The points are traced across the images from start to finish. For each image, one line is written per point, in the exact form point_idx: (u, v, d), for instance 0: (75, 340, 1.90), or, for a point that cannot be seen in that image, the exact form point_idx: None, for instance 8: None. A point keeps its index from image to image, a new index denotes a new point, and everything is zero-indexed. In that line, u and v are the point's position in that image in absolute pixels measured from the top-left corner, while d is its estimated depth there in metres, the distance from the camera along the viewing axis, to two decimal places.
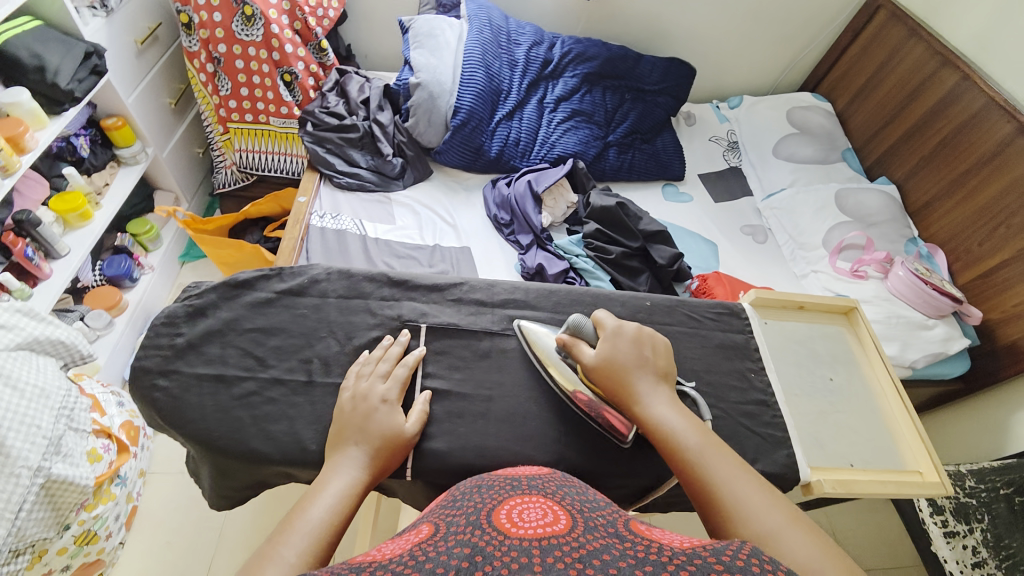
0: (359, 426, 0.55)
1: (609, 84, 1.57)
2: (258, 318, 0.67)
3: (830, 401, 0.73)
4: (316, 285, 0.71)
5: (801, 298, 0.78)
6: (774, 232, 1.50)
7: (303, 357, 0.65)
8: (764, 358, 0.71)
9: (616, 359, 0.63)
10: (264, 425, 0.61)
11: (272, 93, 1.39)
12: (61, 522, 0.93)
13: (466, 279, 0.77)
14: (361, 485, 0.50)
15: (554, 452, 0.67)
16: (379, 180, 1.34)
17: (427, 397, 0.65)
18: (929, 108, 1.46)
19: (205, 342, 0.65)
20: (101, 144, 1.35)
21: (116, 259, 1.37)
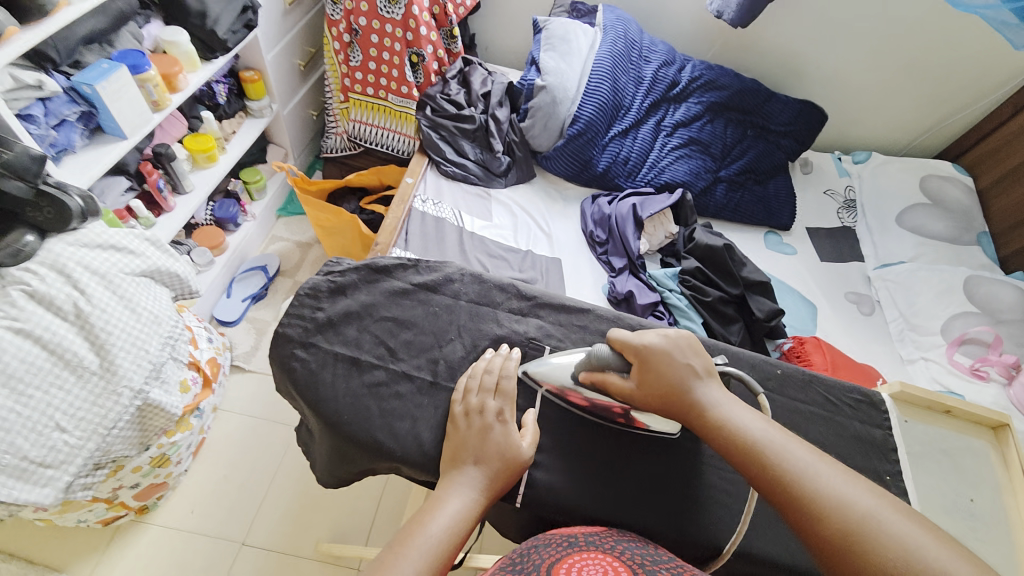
0: (478, 444, 0.56)
1: (733, 117, 1.49)
2: (393, 308, 0.68)
3: (967, 523, 0.66)
4: (449, 285, 0.71)
5: (950, 403, 0.72)
6: (883, 306, 1.39)
7: (431, 357, 0.65)
8: (901, 462, 0.66)
9: (659, 371, 0.60)
10: (391, 420, 0.60)
11: (397, 71, 1.42)
12: (143, 443, 0.98)
13: (593, 308, 0.75)
14: (477, 508, 0.52)
15: (668, 518, 0.62)
16: (483, 175, 1.34)
17: (532, 416, 0.63)
18: None
19: (344, 322, 0.66)
20: (236, 94, 1.43)
21: (226, 202, 1.46)
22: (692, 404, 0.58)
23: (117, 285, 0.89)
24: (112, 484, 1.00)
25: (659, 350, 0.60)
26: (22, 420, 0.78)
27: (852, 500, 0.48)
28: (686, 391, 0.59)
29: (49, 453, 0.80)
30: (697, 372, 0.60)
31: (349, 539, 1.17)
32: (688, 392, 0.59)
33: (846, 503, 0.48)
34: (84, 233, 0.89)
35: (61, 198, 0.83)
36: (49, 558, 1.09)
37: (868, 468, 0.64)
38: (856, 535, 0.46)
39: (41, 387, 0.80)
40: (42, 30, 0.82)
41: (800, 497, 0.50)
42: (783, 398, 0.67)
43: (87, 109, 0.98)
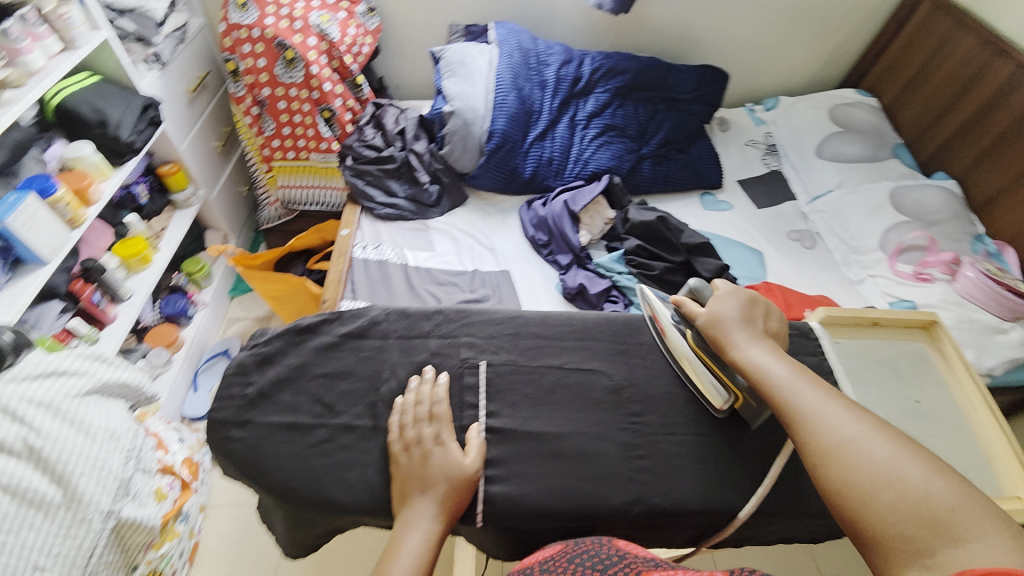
0: (423, 473, 0.58)
1: (641, 97, 1.55)
2: (326, 363, 0.68)
3: (920, 425, 0.69)
4: (376, 327, 0.71)
5: (874, 315, 0.75)
6: (823, 236, 1.45)
7: (370, 402, 0.65)
8: (839, 381, 0.69)
9: (724, 316, 0.66)
10: (339, 473, 0.61)
11: (312, 129, 1.44)
12: (130, 563, 0.96)
13: (522, 312, 0.75)
14: (437, 532, 0.56)
15: (629, 492, 0.62)
16: (417, 209, 1.36)
17: (476, 428, 0.64)
18: (988, 98, 1.37)
19: (277, 391, 0.65)
20: (158, 190, 1.43)
21: (172, 297, 1.45)
22: (729, 339, 0.64)
23: (66, 410, 0.87)
24: None
25: (732, 300, 0.67)
26: None
27: (842, 430, 0.53)
28: (733, 329, 0.64)
29: None
30: (753, 324, 0.65)
31: None
32: (734, 332, 0.64)
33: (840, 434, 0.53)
34: (19, 367, 0.87)
35: None
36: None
37: None
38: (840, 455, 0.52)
39: (12, 531, 0.78)
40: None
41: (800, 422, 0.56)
42: None
43: None
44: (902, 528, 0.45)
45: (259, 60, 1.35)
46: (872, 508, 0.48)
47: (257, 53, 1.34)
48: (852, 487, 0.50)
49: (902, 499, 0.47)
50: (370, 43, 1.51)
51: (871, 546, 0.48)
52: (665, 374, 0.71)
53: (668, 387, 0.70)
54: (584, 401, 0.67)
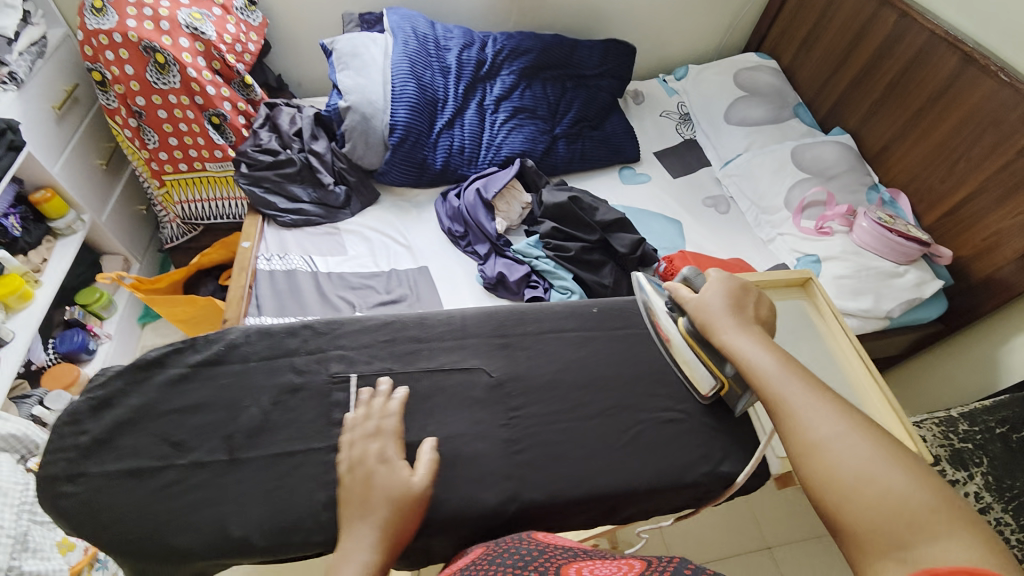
0: (364, 493, 0.53)
1: (549, 76, 1.53)
2: (176, 398, 0.59)
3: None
4: (235, 350, 0.62)
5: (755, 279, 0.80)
6: (736, 200, 1.49)
7: (225, 434, 0.57)
8: None
9: (712, 300, 0.64)
10: (186, 517, 0.52)
11: (202, 138, 1.34)
12: None
13: (399, 314, 0.70)
14: (377, 559, 0.49)
15: (504, 490, 0.59)
16: (324, 212, 1.30)
17: (428, 443, 0.59)
18: (876, 50, 1.41)
19: (118, 435, 0.56)
20: (34, 220, 1.27)
21: (68, 333, 1.32)
22: (718, 328, 0.62)
23: None
24: None
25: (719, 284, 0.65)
26: None
27: (824, 426, 0.52)
28: (722, 319, 0.63)
29: None
30: (742, 312, 0.64)
31: None
32: (722, 320, 0.62)
33: (822, 428, 0.52)
34: None
35: None
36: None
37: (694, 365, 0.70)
38: (821, 450, 0.51)
39: None
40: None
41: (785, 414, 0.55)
42: (607, 333, 0.73)
43: None
44: (875, 526, 0.45)
45: (126, 67, 1.23)
46: (852, 505, 0.47)
47: (121, 60, 1.22)
48: (832, 483, 0.49)
49: (880, 499, 0.46)
50: (256, 39, 1.41)
51: (843, 541, 0.48)
52: (546, 364, 0.68)
53: (551, 376, 0.68)
54: (458, 402, 0.64)
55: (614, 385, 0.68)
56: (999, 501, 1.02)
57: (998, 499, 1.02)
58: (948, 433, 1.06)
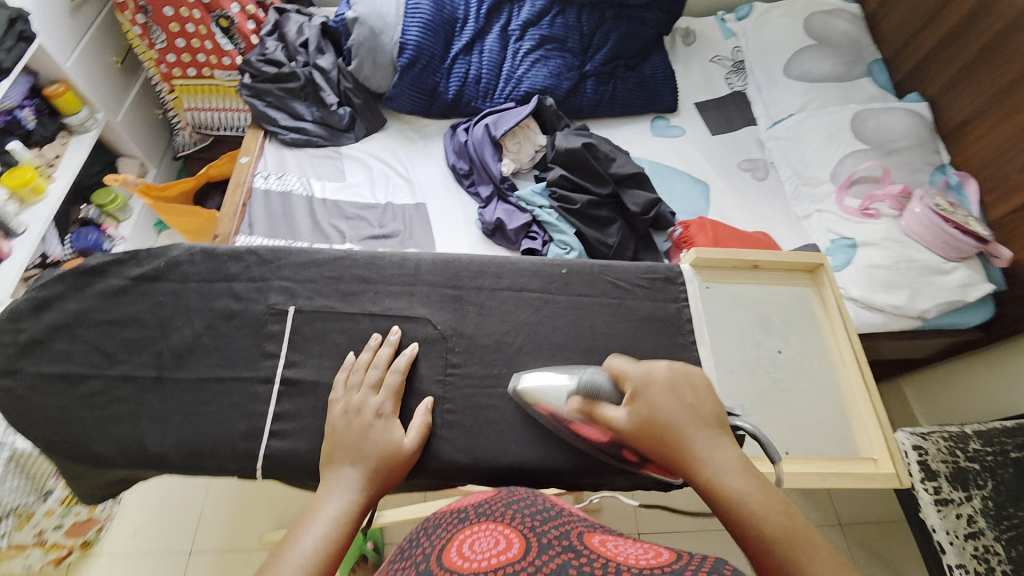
0: (355, 444, 0.49)
1: (586, 2, 1.35)
2: (111, 309, 0.55)
3: (776, 377, 0.65)
4: (176, 269, 0.57)
5: (757, 257, 0.68)
6: (777, 166, 1.34)
7: (155, 351, 0.54)
8: (698, 332, 0.62)
9: (656, 411, 0.48)
10: (107, 427, 0.51)
11: (209, 42, 1.27)
12: (41, 488, 0.95)
13: None
14: (358, 508, 0.46)
15: (436, 447, 0.54)
16: (327, 134, 1.24)
17: (426, 405, 0.54)
18: (975, 3, 1.17)
19: (53, 338, 0.54)
20: (48, 113, 1.28)
21: (82, 231, 1.36)
22: (682, 450, 0.46)
23: None
24: (30, 529, 0.99)
25: (654, 386, 0.49)
26: None
27: None
28: (682, 437, 0.46)
29: None
30: (698, 417, 0.48)
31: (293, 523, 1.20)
32: (683, 431, 0.47)
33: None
34: None
35: None
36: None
37: (662, 348, 0.60)
38: None
39: None
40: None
41: None
42: (567, 297, 0.61)
43: None
44: None
45: None
46: None
47: None
48: None
49: None
50: None
51: None
52: (497, 323, 0.59)
53: (501, 336, 0.59)
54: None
55: (587, 358, 0.59)
56: (994, 528, 0.94)
57: (993, 526, 0.94)
58: (956, 449, 0.98)
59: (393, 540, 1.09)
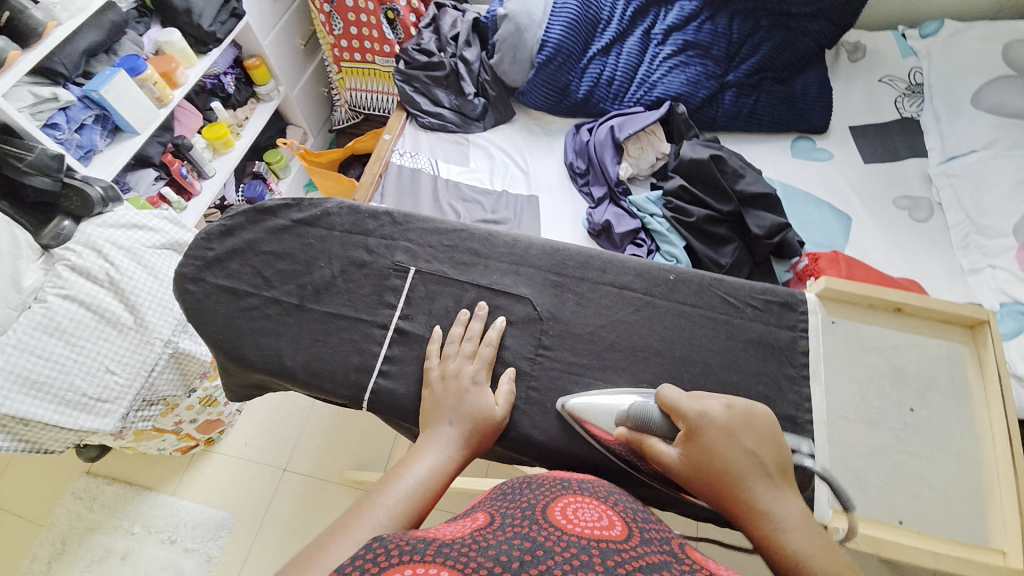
0: (452, 405, 0.53)
1: (741, 9, 1.28)
2: (274, 242, 0.64)
3: (902, 437, 0.57)
4: (326, 218, 0.65)
5: (900, 300, 0.60)
6: (945, 208, 1.15)
7: (300, 283, 0.62)
8: (812, 367, 0.57)
9: (714, 454, 0.47)
10: (257, 337, 0.59)
11: (376, 31, 1.44)
12: (188, 386, 1.15)
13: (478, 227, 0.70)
14: (454, 464, 0.50)
15: (512, 418, 0.57)
16: (460, 121, 1.33)
17: (511, 375, 0.57)
18: None
19: (228, 258, 0.63)
20: (244, 82, 1.55)
21: (253, 182, 1.63)
22: (742, 498, 0.46)
23: (141, 256, 1.05)
24: (172, 418, 1.20)
25: (717, 425, 0.48)
26: (77, 364, 0.97)
27: None
28: (746, 489, 0.46)
29: (103, 390, 0.99)
30: (763, 468, 0.47)
31: (369, 467, 1.33)
32: (747, 479, 0.46)
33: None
34: (108, 216, 1.06)
35: (83, 188, 1.01)
36: (142, 481, 1.35)
37: (768, 375, 0.56)
38: None
39: (91, 339, 0.98)
40: (10, 74, 0.91)
41: None
42: (670, 303, 0.59)
43: (100, 112, 1.11)
44: None
45: None
46: None
47: None
48: None
49: None
50: None
51: None
52: (593, 316, 0.59)
53: (596, 328, 0.59)
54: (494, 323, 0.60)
55: (680, 369, 0.56)
56: None
57: None
58: None
59: (451, 506, 1.15)
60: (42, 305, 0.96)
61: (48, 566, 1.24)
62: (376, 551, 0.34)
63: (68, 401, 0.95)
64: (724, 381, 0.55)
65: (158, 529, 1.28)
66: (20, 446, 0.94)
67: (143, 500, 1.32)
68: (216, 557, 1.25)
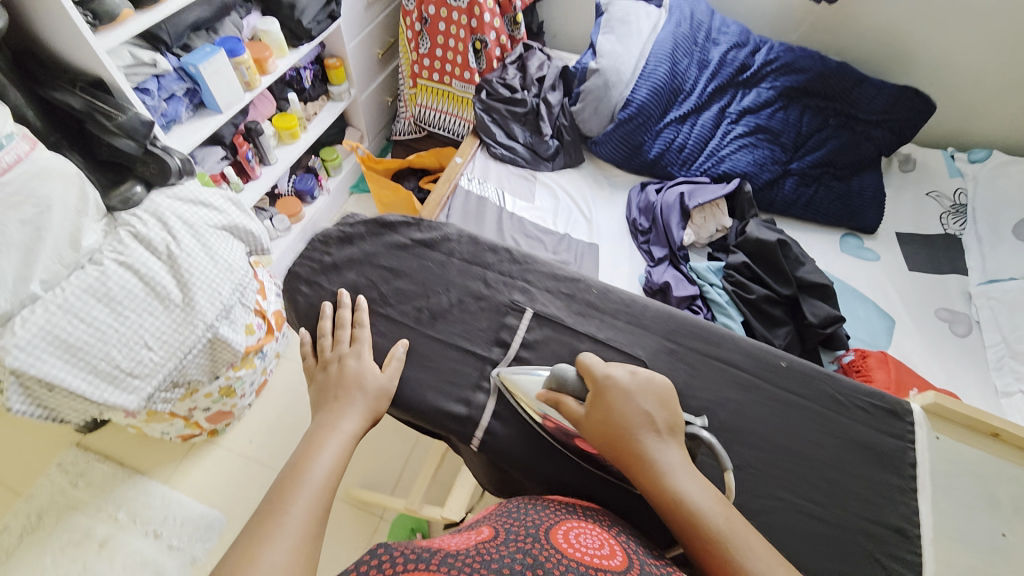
0: (337, 387, 0.58)
1: (812, 104, 1.35)
2: (390, 258, 0.68)
3: (992, 563, 0.57)
4: (444, 243, 0.69)
5: (999, 424, 0.61)
6: (983, 328, 1.19)
7: (416, 305, 0.65)
8: (920, 483, 0.58)
9: (610, 411, 0.53)
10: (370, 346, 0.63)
11: (460, 57, 1.49)
12: (213, 372, 1.13)
13: (586, 277, 0.69)
14: (354, 437, 0.55)
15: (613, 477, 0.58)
16: (530, 158, 1.36)
17: (404, 345, 0.63)
18: None
19: (345, 267, 0.67)
20: (320, 79, 1.57)
21: (305, 176, 1.63)
22: (635, 451, 0.51)
23: (203, 235, 1.03)
24: (188, 404, 1.15)
25: (616, 386, 0.54)
26: (117, 333, 0.92)
27: None
28: (637, 442, 0.51)
29: (137, 365, 0.94)
30: (652, 424, 0.53)
31: (375, 489, 1.24)
32: (637, 434, 0.52)
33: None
34: (181, 189, 1.04)
35: (164, 157, 0.98)
36: (135, 463, 1.27)
37: (873, 481, 0.57)
38: None
39: (135, 311, 0.94)
40: (119, 31, 0.91)
41: None
42: (776, 390, 0.60)
43: (191, 86, 1.10)
44: None
45: None
46: None
47: None
48: None
49: None
50: None
51: None
52: (705, 391, 0.60)
53: (706, 405, 0.60)
54: None
55: (790, 462, 0.57)
56: None
57: None
58: None
59: None
60: (98, 267, 0.91)
61: (18, 540, 1.16)
62: (383, 556, 0.39)
63: (99, 371, 0.90)
64: (828, 479, 0.57)
65: (143, 520, 1.20)
66: (37, 412, 0.89)
67: (134, 485, 1.24)
68: (200, 560, 1.17)
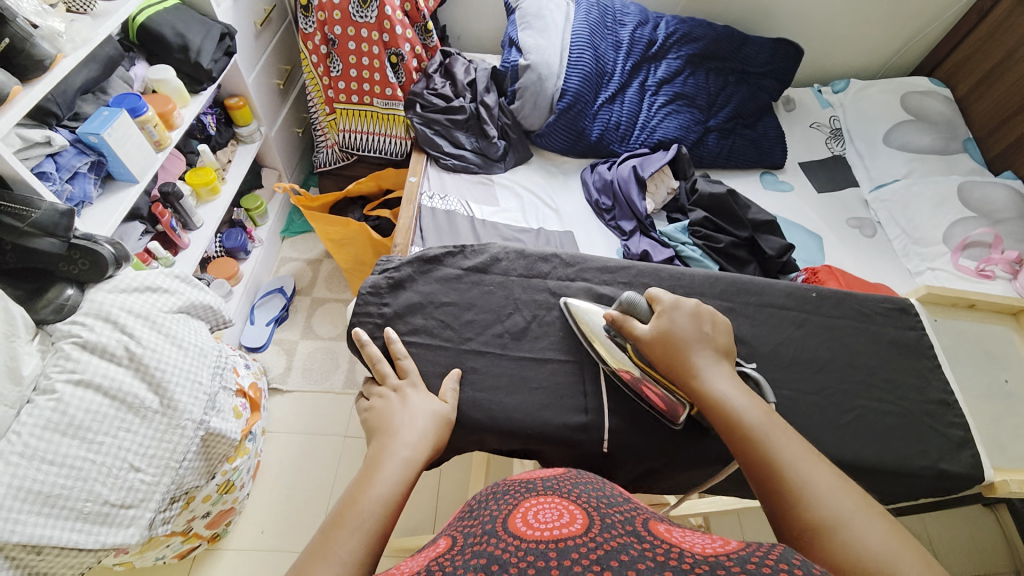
0: (399, 412, 0.61)
1: (713, 67, 1.52)
2: (449, 293, 0.77)
3: (1006, 404, 0.80)
4: (497, 264, 0.81)
5: (974, 298, 0.87)
6: (884, 226, 1.44)
7: (495, 332, 0.75)
8: (939, 357, 0.77)
9: (674, 327, 0.64)
10: (467, 376, 0.71)
11: (378, 74, 1.41)
12: (210, 471, 0.99)
13: (635, 264, 0.82)
14: (415, 466, 0.55)
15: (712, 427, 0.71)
16: (482, 162, 1.36)
17: (455, 376, 0.69)
18: (1004, 54, 1.49)
19: (409, 313, 0.75)
20: (224, 122, 1.41)
21: (233, 232, 1.44)
22: (693, 360, 0.61)
23: (161, 324, 0.88)
24: (186, 515, 1.00)
25: (682, 310, 0.65)
26: (95, 466, 0.77)
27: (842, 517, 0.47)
28: (694, 351, 0.61)
29: (128, 493, 0.79)
30: (709, 342, 0.63)
31: (419, 532, 1.18)
32: (694, 348, 0.62)
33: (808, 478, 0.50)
34: (119, 280, 0.89)
35: (93, 248, 0.84)
36: None
37: (890, 369, 0.75)
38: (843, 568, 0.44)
39: (110, 432, 0.79)
40: (11, 113, 0.73)
41: (782, 474, 0.51)
42: (818, 317, 0.77)
43: (96, 158, 0.93)
44: None
45: None
46: None
47: None
48: None
49: None
50: None
51: None
52: (770, 336, 0.75)
53: (775, 345, 0.74)
54: None
55: (850, 372, 0.74)
56: None
57: None
58: None
59: None
60: (50, 397, 0.75)
61: None
62: None
63: (86, 513, 0.75)
64: (862, 375, 0.74)
65: None
66: None
67: None
68: None
